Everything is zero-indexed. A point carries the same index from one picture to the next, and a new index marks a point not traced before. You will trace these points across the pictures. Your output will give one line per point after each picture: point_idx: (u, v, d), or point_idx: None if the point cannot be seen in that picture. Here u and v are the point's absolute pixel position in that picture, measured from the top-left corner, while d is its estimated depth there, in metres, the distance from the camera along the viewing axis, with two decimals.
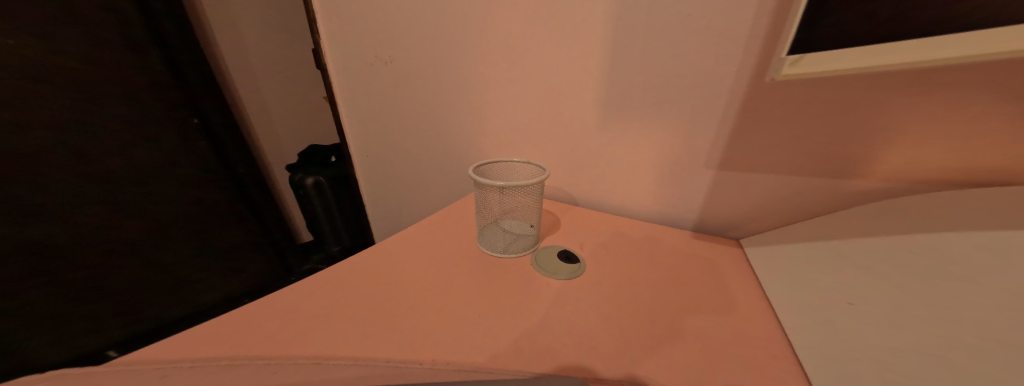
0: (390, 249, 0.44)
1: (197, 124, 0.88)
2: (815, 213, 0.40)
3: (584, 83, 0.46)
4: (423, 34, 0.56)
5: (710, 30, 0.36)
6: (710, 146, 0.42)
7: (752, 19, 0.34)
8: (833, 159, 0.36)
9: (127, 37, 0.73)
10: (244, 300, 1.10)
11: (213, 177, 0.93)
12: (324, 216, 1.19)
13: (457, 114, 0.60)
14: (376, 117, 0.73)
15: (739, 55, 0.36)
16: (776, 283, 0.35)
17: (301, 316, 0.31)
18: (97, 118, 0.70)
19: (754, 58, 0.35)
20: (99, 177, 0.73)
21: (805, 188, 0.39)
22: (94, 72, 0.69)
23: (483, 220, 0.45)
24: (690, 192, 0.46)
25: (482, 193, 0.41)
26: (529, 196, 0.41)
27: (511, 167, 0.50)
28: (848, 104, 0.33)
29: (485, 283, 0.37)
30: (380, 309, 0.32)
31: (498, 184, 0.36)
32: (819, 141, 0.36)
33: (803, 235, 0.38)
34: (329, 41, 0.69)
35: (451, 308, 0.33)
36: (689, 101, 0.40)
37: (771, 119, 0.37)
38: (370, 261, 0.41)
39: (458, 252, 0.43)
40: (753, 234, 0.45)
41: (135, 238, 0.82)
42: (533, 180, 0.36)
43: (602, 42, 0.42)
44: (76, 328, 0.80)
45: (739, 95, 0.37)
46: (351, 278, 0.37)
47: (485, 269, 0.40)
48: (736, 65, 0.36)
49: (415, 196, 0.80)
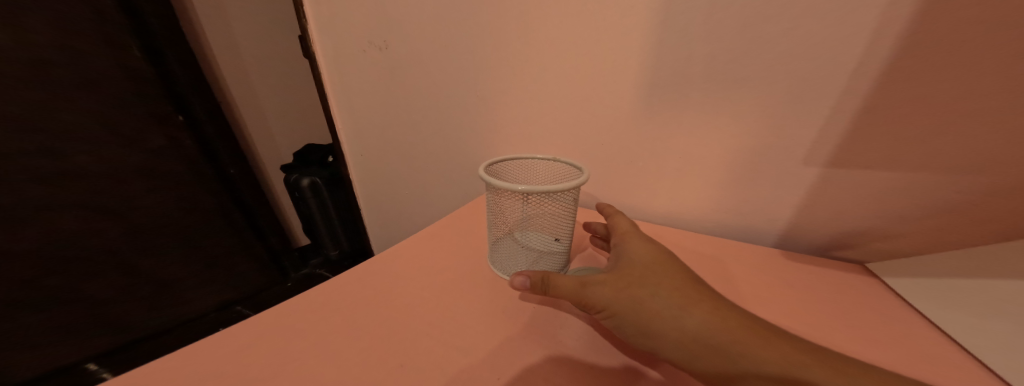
0: (386, 266, 0.36)
1: (182, 121, 0.81)
2: (961, 225, 0.30)
3: (622, 64, 0.37)
4: (425, 14, 0.48)
5: None
6: (776, 138, 0.34)
7: None
8: (999, 151, 0.26)
9: (104, 25, 0.66)
10: (236, 308, 1.03)
11: (202, 178, 0.87)
12: (320, 218, 1.12)
13: (464, 106, 0.53)
14: (373, 113, 0.65)
15: (835, 18, 0.28)
16: (954, 322, 0.26)
17: (269, 331, 0.26)
18: (68, 113, 0.64)
19: (857, 22, 0.27)
20: (68, 177, 0.66)
21: (936, 192, 0.30)
22: (71, 68, 0.63)
23: (497, 232, 0.37)
24: (750, 196, 0.38)
25: (497, 199, 0.34)
26: (558, 207, 0.32)
27: (532, 165, 0.42)
28: (967, 78, 0.25)
29: (504, 315, 0.29)
30: (367, 323, 0.27)
31: (519, 189, 0.28)
32: (969, 127, 0.26)
33: (990, 267, 0.28)
34: (318, 28, 0.62)
35: (447, 318, 0.28)
36: (759, 81, 0.32)
37: (887, 102, 0.28)
38: (359, 284, 0.33)
39: (469, 272, 0.35)
40: (898, 259, 0.34)
41: (116, 244, 0.76)
42: (565, 185, 0.28)
43: (650, 10, 0.34)
44: (48, 341, 0.73)
45: (832, 72, 0.29)
46: (333, 287, 0.32)
47: (504, 295, 0.32)
48: (829, 31, 0.28)
49: (416, 200, 0.72)
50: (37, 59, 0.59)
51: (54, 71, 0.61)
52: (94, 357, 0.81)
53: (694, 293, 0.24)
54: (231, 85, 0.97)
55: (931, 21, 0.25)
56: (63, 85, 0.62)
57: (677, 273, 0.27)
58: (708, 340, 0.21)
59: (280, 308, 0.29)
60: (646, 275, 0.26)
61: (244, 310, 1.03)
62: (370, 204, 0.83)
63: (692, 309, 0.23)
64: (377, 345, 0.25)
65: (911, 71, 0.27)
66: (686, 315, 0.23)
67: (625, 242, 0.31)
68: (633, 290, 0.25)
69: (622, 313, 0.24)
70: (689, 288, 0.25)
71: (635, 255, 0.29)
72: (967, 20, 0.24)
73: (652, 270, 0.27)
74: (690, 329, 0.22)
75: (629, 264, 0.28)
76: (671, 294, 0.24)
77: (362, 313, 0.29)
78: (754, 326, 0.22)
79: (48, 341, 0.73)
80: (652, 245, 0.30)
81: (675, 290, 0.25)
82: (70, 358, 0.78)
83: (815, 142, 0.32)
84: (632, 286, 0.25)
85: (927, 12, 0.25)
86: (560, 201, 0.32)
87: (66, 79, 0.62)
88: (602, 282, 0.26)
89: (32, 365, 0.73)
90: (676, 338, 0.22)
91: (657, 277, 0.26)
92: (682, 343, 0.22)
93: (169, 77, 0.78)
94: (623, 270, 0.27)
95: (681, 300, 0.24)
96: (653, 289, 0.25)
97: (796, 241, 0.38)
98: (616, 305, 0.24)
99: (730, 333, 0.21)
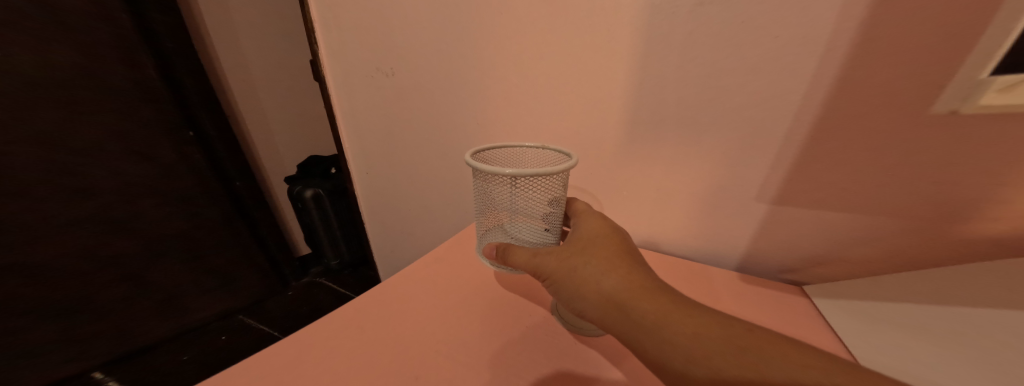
0: (391, 289, 0.38)
1: (193, 137, 0.85)
2: (908, 261, 0.33)
3: (608, 102, 0.41)
4: (427, 49, 0.53)
5: (768, 38, 0.30)
6: (748, 178, 0.37)
7: (818, 27, 0.28)
8: (927, 197, 0.30)
9: (121, 47, 0.70)
10: (239, 316, 1.05)
11: (209, 190, 0.90)
12: (323, 227, 1.17)
13: (462, 132, 0.57)
14: (379, 133, 0.69)
15: (804, 74, 0.30)
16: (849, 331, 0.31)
17: (294, 356, 0.29)
18: (87, 130, 0.68)
19: (821, 78, 0.29)
20: (84, 193, 0.70)
21: (886, 231, 0.33)
22: (93, 87, 0.67)
23: (486, 224, 0.40)
24: (727, 227, 0.41)
25: (487, 185, 0.36)
26: (547, 192, 0.35)
27: (522, 153, 0.45)
28: (911, 133, 0.28)
29: (501, 339, 0.32)
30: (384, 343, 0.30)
31: (506, 173, 0.30)
32: (912, 178, 0.30)
33: (882, 291, 0.33)
34: (328, 53, 0.65)
35: (449, 341, 0.31)
36: (731, 126, 0.35)
37: (844, 152, 0.31)
38: (365, 308, 0.35)
39: (469, 296, 0.38)
40: (829, 282, 0.38)
41: (126, 255, 0.79)
42: (554, 168, 0.30)
43: (630, 57, 0.37)
44: (57, 352, 0.75)
45: (801, 121, 0.32)
46: (341, 314, 0.34)
47: (502, 318, 0.35)
48: (800, 84, 0.30)
49: (417, 215, 0.75)
50: (57, 80, 0.63)
51: (73, 89, 0.65)
52: (100, 365, 0.84)
53: (620, 262, 0.29)
54: (241, 101, 1.01)
55: (869, 69, 0.27)
56: (88, 102, 0.67)
57: (619, 242, 0.32)
58: (615, 299, 0.26)
59: (304, 332, 0.32)
60: (586, 246, 0.31)
61: (246, 318, 1.05)
62: (372, 217, 0.86)
63: (611, 274, 0.28)
64: (386, 371, 0.28)
65: (866, 125, 0.29)
66: (605, 279, 0.28)
67: (581, 221, 0.36)
68: (571, 259, 0.30)
69: (560, 280, 0.30)
70: (621, 255, 0.30)
71: (585, 230, 0.34)
72: (899, 68, 0.27)
73: (593, 244, 0.32)
74: (603, 290, 0.27)
75: (579, 238, 0.33)
76: (599, 262, 0.29)
77: (371, 338, 0.31)
78: (655, 287, 0.26)
79: (59, 350, 0.75)
80: (606, 221, 0.35)
81: (605, 259, 0.29)
82: (78, 367, 0.80)
83: (780, 176, 0.35)
84: (570, 257, 0.31)
85: (865, 60, 0.27)
86: (550, 185, 0.34)
87: (87, 97, 0.67)
88: (550, 254, 0.32)
89: (43, 375, 0.76)
90: (592, 298, 0.27)
91: (595, 249, 0.31)
92: (595, 302, 0.27)
93: (181, 93, 0.82)
94: (574, 244, 0.32)
95: (604, 267, 0.28)
96: (587, 258, 0.30)
97: (770, 269, 0.41)
98: (557, 273, 0.30)
99: (632, 293, 0.26)
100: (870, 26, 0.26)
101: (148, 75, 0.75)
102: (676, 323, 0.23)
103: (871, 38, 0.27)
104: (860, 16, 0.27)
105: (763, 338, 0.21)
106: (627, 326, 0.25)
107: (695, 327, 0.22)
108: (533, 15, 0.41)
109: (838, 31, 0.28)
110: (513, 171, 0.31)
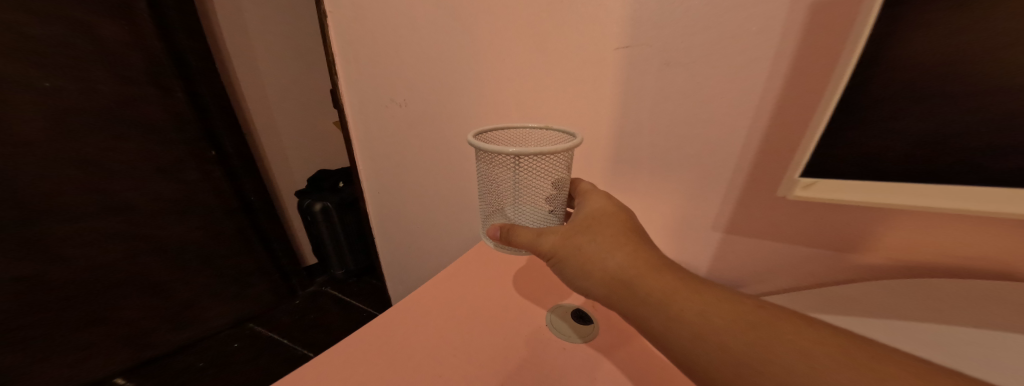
0: (401, 308, 0.42)
1: (215, 155, 0.91)
2: None
3: (593, 139, 0.46)
4: (437, 81, 0.59)
5: (717, 95, 0.35)
6: (709, 212, 0.41)
7: (750, 91, 0.33)
8: (835, 235, 0.33)
9: (153, 73, 0.76)
10: (249, 325, 1.10)
11: (227, 204, 0.95)
12: (330, 239, 1.22)
13: (465, 155, 0.62)
14: (391, 155, 0.75)
15: (746, 128, 0.35)
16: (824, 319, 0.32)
17: (326, 373, 0.33)
18: (122, 151, 0.75)
19: (760, 132, 0.34)
20: (120, 209, 0.77)
21: (814, 267, 0.36)
22: (129, 109, 0.74)
23: (490, 208, 0.41)
24: (693, 255, 0.45)
25: (491, 165, 0.37)
26: (551, 173, 0.36)
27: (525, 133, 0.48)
28: None
29: (503, 350, 0.37)
30: (404, 360, 0.35)
31: (509, 151, 0.31)
32: (825, 220, 0.33)
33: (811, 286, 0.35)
34: (347, 83, 0.72)
35: (454, 356, 0.35)
36: (692, 167, 0.40)
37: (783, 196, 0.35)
38: (378, 329, 0.39)
39: (470, 312, 0.42)
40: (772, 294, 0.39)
41: (149, 266, 0.85)
42: (557, 147, 0.31)
43: (611, 101, 0.42)
44: (85, 355, 0.82)
45: (746, 167, 0.36)
46: (359, 334, 0.38)
47: (501, 331, 0.39)
48: (744, 135, 0.35)
49: (422, 230, 0.81)
50: (99, 106, 0.69)
51: (112, 113, 0.72)
52: (122, 371, 0.89)
53: (624, 241, 0.31)
54: (256, 120, 1.08)
55: (789, 126, 0.32)
56: (125, 124, 0.74)
57: (624, 219, 0.34)
58: (621, 277, 0.29)
59: (333, 351, 0.36)
60: (590, 225, 0.33)
61: (257, 326, 1.10)
62: (380, 228, 0.91)
63: (618, 252, 0.30)
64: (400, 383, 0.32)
65: None
66: (610, 258, 0.30)
67: (585, 199, 0.38)
68: (576, 238, 0.32)
69: (565, 257, 0.32)
70: (625, 234, 0.32)
71: (589, 208, 0.36)
72: None
73: (598, 223, 0.33)
74: (608, 268, 0.30)
75: (584, 215, 0.35)
76: (605, 241, 0.32)
77: (386, 357, 0.35)
78: (657, 264, 0.29)
79: (87, 353, 0.82)
80: (610, 199, 0.37)
81: (611, 238, 0.32)
82: (102, 371, 0.86)
83: (733, 200, 0.38)
84: (575, 235, 0.33)
85: (788, 113, 0.32)
86: (554, 164, 0.35)
87: (124, 120, 0.73)
88: (555, 232, 0.33)
89: (71, 377, 0.81)
90: (597, 276, 0.30)
91: (600, 227, 0.33)
92: (600, 281, 0.30)
93: (206, 113, 0.88)
94: (579, 222, 0.34)
95: (610, 246, 0.31)
96: (592, 237, 0.32)
97: None
98: (562, 251, 0.32)
99: (638, 271, 0.29)
100: (799, 61, 0.30)
101: (175, 99, 0.80)
102: (685, 301, 0.26)
103: (794, 103, 0.31)
104: (789, 55, 0.30)
105: (770, 314, 0.24)
106: (631, 301, 0.28)
107: (703, 306, 0.25)
108: (530, 60, 0.47)
109: (774, 64, 0.31)
110: (516, 149, 0.32)
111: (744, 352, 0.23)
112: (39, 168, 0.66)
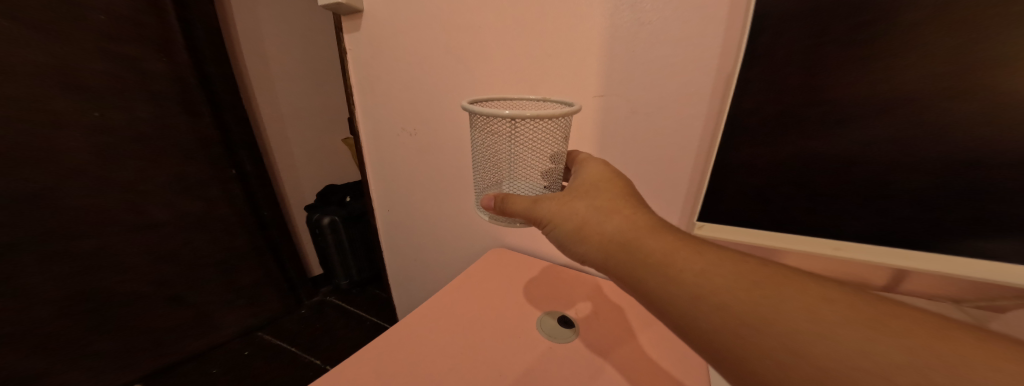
0: (411, 319, 0.48)
1: (235, 174, 0.98)
2: None
3: None
4: (443, 110, 0.66)
5: (668, 136, 0.44)
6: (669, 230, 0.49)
7: (690, 136, 0.42)
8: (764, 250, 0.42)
9: (185, 100, 0.83)
10: (258, 333, 1.14)
11: (242, 219, 1.01)
12: (336, 251, 1.28)
13: (466, 173, 0.69)
14: (398, 175, 0.82)
15: (690, 164, 0.43)
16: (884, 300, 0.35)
17: (352, 374, 0.39)
18: (155, 172, 0.82)
19: (701, 167, 0.43)
20: (149, 225, 0.83)
21: None
22: (163, 134, 0.81)
23: (488, 180, 0.44)
24: None
25: (489, 130, 0.38)
26: (547, 143, 0.38)
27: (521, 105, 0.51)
28: None
29: (500, 350, 0.43)
30: (419, 363, 0.41)
31: (506, 114, 0.32)
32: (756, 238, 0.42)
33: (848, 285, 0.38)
34: (361, 111, 0.80)
35: (458, 357, 0.41)
36: (654, 192, 0.48)
37: None
38: (392, 337, 0.45)
39: (472, 319, 0.49)
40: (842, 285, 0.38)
41: (169, 277, 0.90)
42: (553, 112, 0.33)
43: (592, 132, 0.49)
44: (105, 365, 0.86)
45: (692, 194, 0.45)
46: (376, 343, 0.44)
47: (498, 335, 0.45)
48: (690, 169, 0.44)
49: (425, 242, 0.87)
50: (138, 132, 0.77)
51: (148, 138, 0.79)
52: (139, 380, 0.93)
53: (621, 205, 0.31)
54: (271, 139, 1.15)
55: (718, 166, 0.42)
56: (159, 147, 0.81)
57: (621, 185, 0.34)
58: (619, 239, 0.29)
59: (358, 355, 0.42)
60: (587, 190, 0.33)
61: (265, 335, 1.14)
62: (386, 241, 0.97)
63: (615, 215, 0.30)
64: (415, 379, 0.38)
65: None
66: (607, 222, 0.30)
67: (582, 168, 0.38)
68: (573, 203, 0.32)
69: (561, 223, 0.32)
70: (622, 199, 0.32)
71: (586, 176, 0.35)
72: None
73: (595, 188, 0.33)
74: (606, 231, 0.30)
75: (580, 183, 0.34)
76: (602, 205, 0.32)
77: (401, 360, 0.41)
78: (655, 226, 0.29)
79: (106, 363, 0.86)
80: (607, 167, 0.37)
81: (608, 202, 0.32)
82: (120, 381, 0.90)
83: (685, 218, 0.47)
84: (571, 201, 0.33)
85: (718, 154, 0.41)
86: (551, 131, 0.38)
87: (156, 142, 0.80)
88: (553, 198, 0.33)
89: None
90: (594, 240, 0.30)
91: (597, 192, 0.33)
92: (598, 244, 0.30)
93: (229, 136, 0.95)
94: (576, 189, 0.34)
95: (607, 209, 0.31)
96: (590, 202, 0.32)
97: None
98: (559, 217, 0.32)
99: (635, 232, 0.29)
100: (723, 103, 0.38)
101: (203, 122, 0.88)
102: (686, 261, 0.26)
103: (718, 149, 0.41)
104: (716, 103, 0.39)
105: (775, 273, 0.24)
106: (627, 263, 0.28)
107: (705, 265, 0.25)
108: (522, 90, 0.54)
109: (709, 103, 0.39)
110: (513, 112, 0.33)
111: (756, 314, 0.22)
112: (81, 189, 0.72)
